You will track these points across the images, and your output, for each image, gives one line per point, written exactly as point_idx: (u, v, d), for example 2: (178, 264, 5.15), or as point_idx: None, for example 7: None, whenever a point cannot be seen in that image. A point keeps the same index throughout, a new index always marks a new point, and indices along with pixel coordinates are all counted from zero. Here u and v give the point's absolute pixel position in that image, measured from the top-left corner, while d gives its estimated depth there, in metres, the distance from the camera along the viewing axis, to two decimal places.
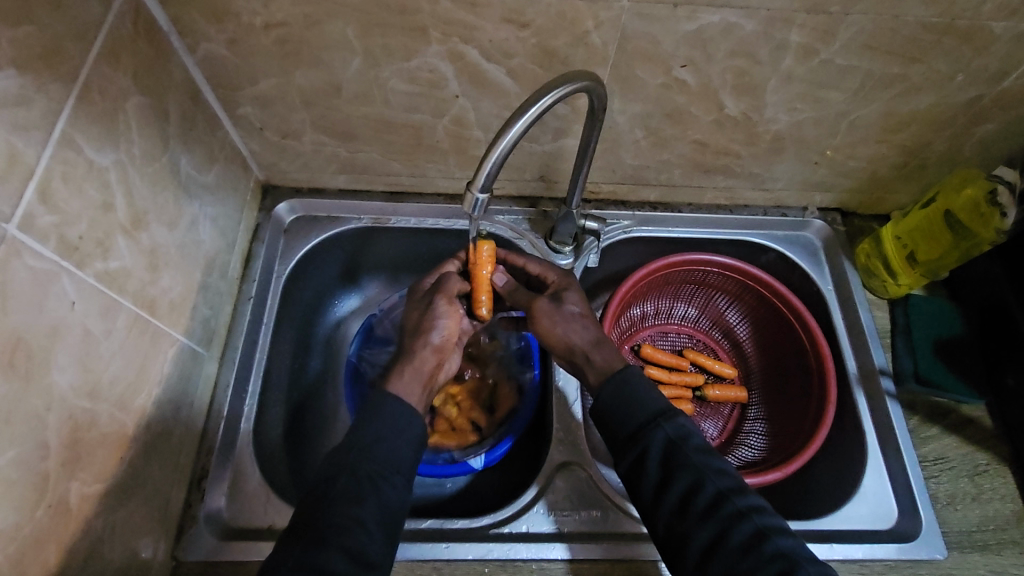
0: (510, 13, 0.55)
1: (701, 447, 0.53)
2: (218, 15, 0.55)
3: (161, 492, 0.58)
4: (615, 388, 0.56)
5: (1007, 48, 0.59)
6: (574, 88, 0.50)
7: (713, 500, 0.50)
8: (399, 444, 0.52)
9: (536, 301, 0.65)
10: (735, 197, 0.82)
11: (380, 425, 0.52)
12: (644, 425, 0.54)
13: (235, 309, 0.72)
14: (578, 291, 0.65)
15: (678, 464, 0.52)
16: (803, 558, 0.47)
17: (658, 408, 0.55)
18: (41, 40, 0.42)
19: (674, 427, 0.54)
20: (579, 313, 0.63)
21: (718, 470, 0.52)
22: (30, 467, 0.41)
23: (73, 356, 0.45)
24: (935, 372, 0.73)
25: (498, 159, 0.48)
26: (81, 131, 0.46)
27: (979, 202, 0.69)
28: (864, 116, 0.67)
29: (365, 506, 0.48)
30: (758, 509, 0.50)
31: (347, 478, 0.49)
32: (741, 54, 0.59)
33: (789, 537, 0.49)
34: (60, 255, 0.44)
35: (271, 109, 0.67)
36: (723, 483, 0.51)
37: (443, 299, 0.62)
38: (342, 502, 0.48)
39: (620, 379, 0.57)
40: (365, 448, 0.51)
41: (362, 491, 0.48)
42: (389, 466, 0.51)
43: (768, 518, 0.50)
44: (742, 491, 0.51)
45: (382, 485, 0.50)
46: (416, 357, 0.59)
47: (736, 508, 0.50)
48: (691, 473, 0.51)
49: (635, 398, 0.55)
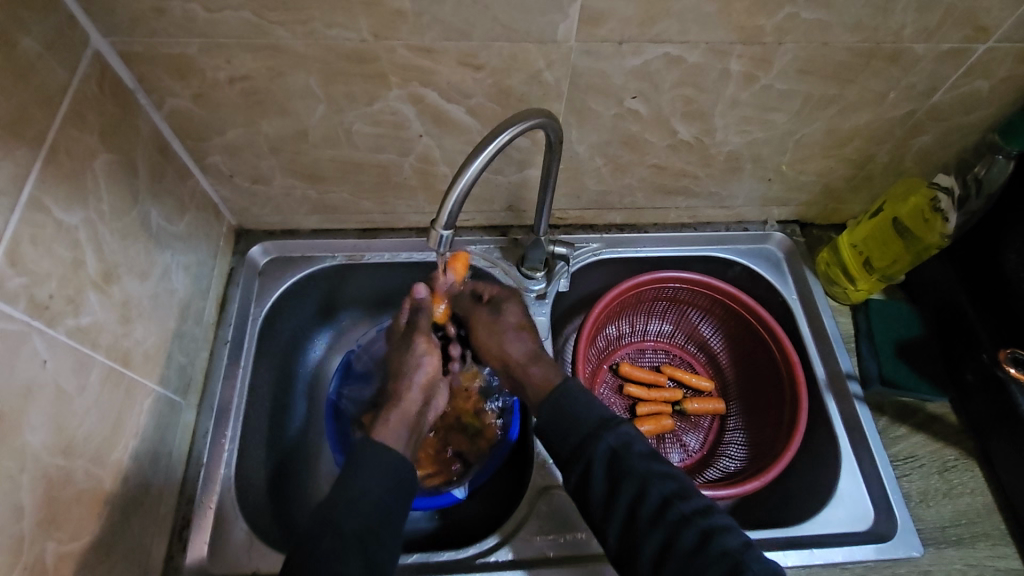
0: (465, 57, 0.58)
1: (643, 454, 0.55)
2: (182, 72, 0.57)
3: (142, 545, 0.58)
4: (557, 400, 0.59)
5: (932, 67, 0.63)
6: (529, 125, 0.52)
7: (659, 507, 0.52)
8: (383, 494, 0.53)
9: (476, 311, 0.70)
10: (697, 215, 0.86)
11: (363, 479, 0.53)
12: (585, 438, 0.56)
13: (212, 355, 0.72)
14: (517, 303, 0.70)
15: (622, 474, 0.54)
16: (747, 555, 0.49)
17: (600, 417, 0.57)
18: (6, 108, 0.43)
19: (616, 435, 0.56)
20: (516, 322, 0.68)
21: (663, 475, 0.54)
22: (5, 530, 0.41)
23: (46, 415, 0.46)
24: (897, 372, 0.75)
25: (459, 195, 0.50)
26: (49, 193, 0.47)
27: (923, 208, 0.73)
28: (808, 134, 0.71)
29: (347, 563, 0.49)
30: (702, 510, 0.52)
31: (333, 536, 0.49)
32: (687, 84, 0.63)
33: (735, 533, 0.51)
34: (30, 315, 0.45)
35: (240, 157, 0.69)
36: (667, 488, 0.53)
37: (416, 338, 0.66)
38: (323, 558, 0.48)
39: (560, 392, 0.59)
40: (350, 502, 0.52)
41: (347, 547, 0.49)
42: (375, 520, 0.52)
43: (713, 518, 0.52)
44: (687, 494, 0.53)
45: (368, 537, 0.51)
46: (402, 402, 0.62)
47: (681, 512, 0.52)
48: (635, 481, 0.53)
49: (575, 411, 0.58)
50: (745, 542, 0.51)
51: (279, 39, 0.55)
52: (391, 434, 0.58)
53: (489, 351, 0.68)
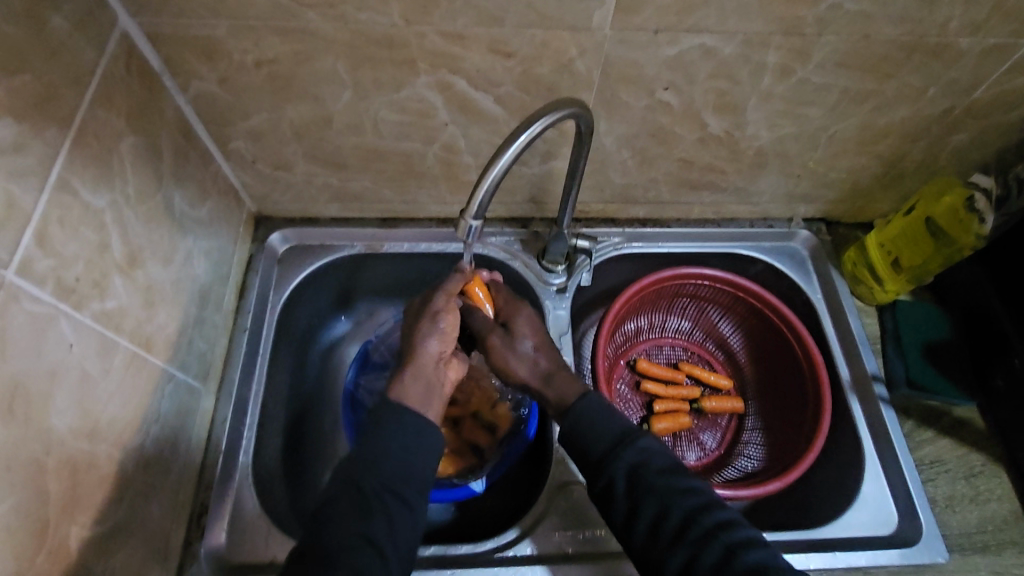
0: (497, 44, 0.56)
1: (663, 468, 0.55)
2: (209, 55, 0.56)
3: (162, 532, 0.57)
4: (577, 417, 0.58)
5: (975, 62, 0.61)
6: (562, 115, 0.51)
7: (682, 522, 0.51)
8: (406, 452, 0.54)
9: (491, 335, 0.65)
10: (722, 212, 0.84)
11: (384, 438, 0.54)
12: (607, 454, 0.56)
13: (230, 342, 0.72)
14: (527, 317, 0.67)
15: (643, 489, 0.53)
16: (774, 569, 0.48)
17: (619, 432, 0.57)
18: (36, 87, 0.42)
19: (634, 452, 0.55)
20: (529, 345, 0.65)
21: (684, 490, 0.53)
22: (30, 514, 0.41)
23: (72, 399, 0.45)
24: (925, 375, 0.74)
25: (490, 185, 0.49)
26: (77, 174, 0.46)
27: (957, 209, 0.71)
28: (842, 130, 0.69)
29: (370, 522, 0.49)
30: (726, 525, 0.51)
31: (352, 498, 0.50)
32: (721, 77, 0.61)
33: (760, 548, 0.50)
34: (57, 298, 0.44)
35: (262, 142, 0.68)
36: (689, 503, 0.52)
37: (436, 294, 0.64)
38: (346, 521, 0.49)
39: (577, 413, 0.58)
40: (371, 465, 0.52)
41: (369, 509, 0.50)
42: (399, 480, 0.52)
43: (737, 533, 0.51)
44: (710, 508, 0.52)
45: (390, 499, 0.51)
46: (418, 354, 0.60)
47: (704, 527, 0.51)
48: (657, 498, 0.53)
49: (596, 426, 0.57)
50: (773, 556, 0.50)
51: (309, 22, 0.54)
52: (405, 391, 0.58)
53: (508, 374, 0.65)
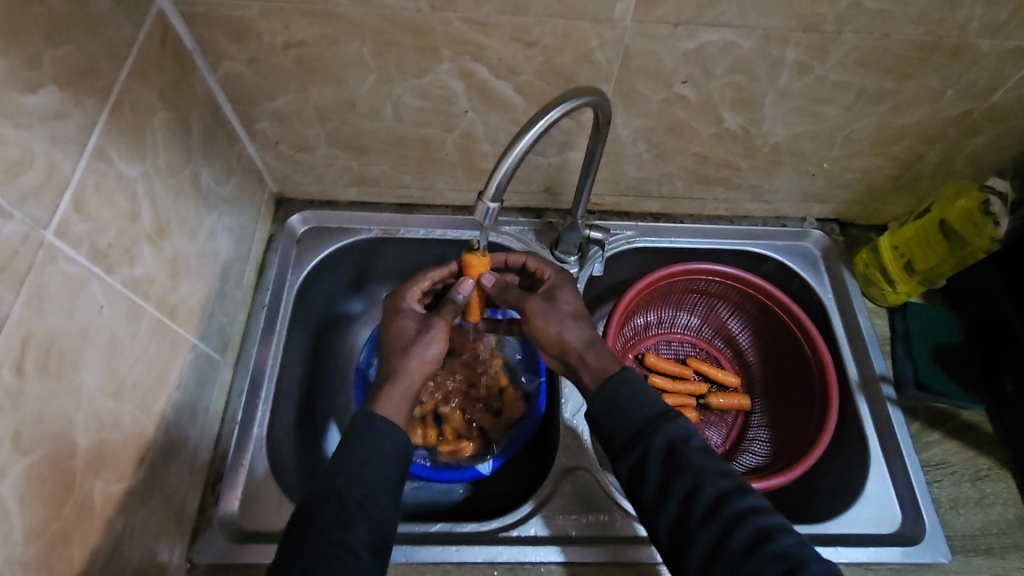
0: (519, 32, 0.58)
1: (702, 448, 0.54)
2: (240, 35, 0.58)
3: (179, 495, 0.59)
4: (620, 382, 0.58)
5: (995, 64, 0.61)
6: (580, 103, 0.52)
7: (713, 503, 0.51)
8: (384, 463, 0.54)
9: (529, 301, 0.65)
10: (735, 208, 0.84)
11: (363, 444, 0.54)
12: (644, 427, 0.55)
13: (249, 318, 0.74)
14: (572, 290, 0.66)
15: (677, 467, 0.53)
16: (805, 556, 0.49)
17: (659, 409, 0.56)
18: (76, 58, 0.44)
19: (674, 428, 0.55)
20: (571, 311, 0.64)
21: (719, 471, 0.53)
22: (59, 465, 0.43)
23: (100, 358, 0.47)
24: (933, 377, 0.74)
25: (508, 169, 0.50)
26: (112, 144, 0.48)
27: (972, 212, 0.71)
28: (859, 129, 0.70)
29: (352, 531, 0.49)
30: (758, 509, 0.51)
31: (335, 503, 0.50)
32: (739, 71, 0.62)
33: (790, 535, 0.50)
34: (91, 261, 0.46)
35: (287, 124, 0.69)
36: (723, 484, 0.52)
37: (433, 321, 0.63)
38: (328, 529, 0.49)
39: (611, 384, 0.58)
40: (351, 472, 0.52)
41: (351, 512, 0.50)
42: (379, 488, 0.52)
43: (770, 518, 0.51)
44: (742, 492, 0.52)
45: (371, 508, 0.51)
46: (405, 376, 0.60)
47: (737, 509, 0.51)
48: (692, 475, 0.52)
49: (632, 399, 0.57)
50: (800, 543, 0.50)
51: (336, 6, 0.55)
52: (394, 407, 0.58)
53: (541, 339, 0.64)
